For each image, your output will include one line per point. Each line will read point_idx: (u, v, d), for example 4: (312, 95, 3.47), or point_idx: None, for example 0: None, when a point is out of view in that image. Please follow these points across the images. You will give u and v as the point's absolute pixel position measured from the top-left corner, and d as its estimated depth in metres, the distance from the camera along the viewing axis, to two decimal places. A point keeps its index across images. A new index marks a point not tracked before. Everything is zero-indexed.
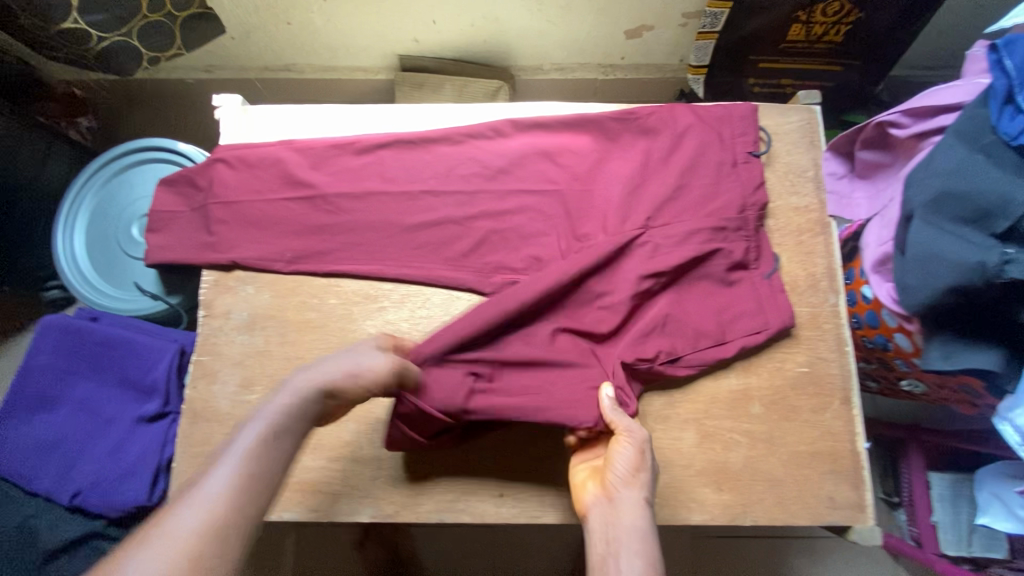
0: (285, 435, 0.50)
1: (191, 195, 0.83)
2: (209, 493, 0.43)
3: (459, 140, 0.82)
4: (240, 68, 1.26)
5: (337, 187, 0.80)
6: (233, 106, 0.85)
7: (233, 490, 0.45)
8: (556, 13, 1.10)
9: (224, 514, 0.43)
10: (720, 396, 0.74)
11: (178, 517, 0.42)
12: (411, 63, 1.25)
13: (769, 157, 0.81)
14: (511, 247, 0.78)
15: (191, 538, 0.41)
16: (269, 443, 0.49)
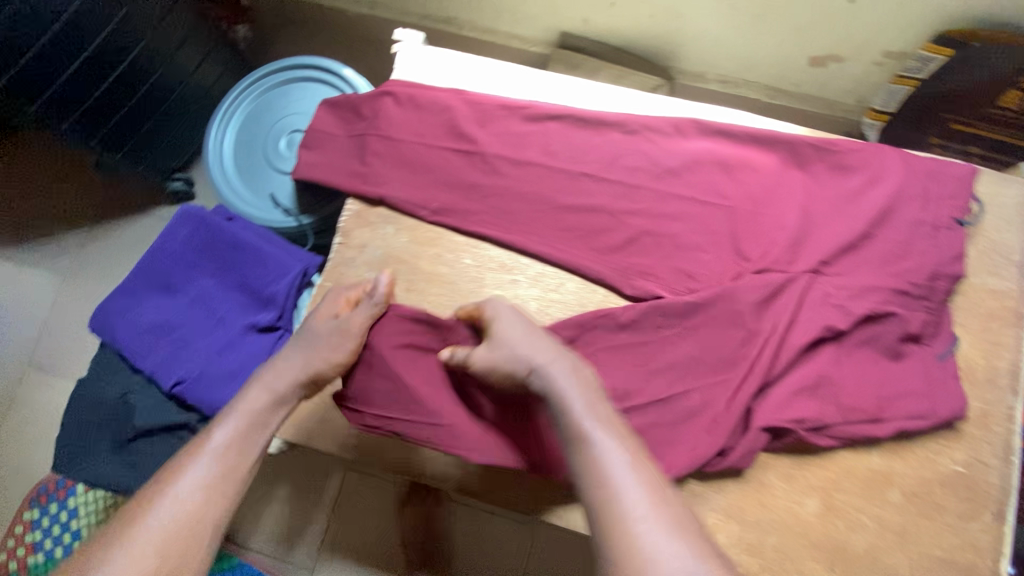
0: (255, 431, 0.60)
1: (352, 121, 0.82)
2: (186, 485, 0.54)
3: (634, 130, 0.76)
4: (401, 11, 1.26)
5: (499, 149, 0.77)
6: (414, 42, 0.83)
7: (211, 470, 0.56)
8: (743, 22, 1.03)
9: (203, 495, 0.55)
10: (857, 472, 0.67)
11: (162, 507, 0.53)
12: (571, 42, 1.21)
13: (973, 228, 0.72)
14: (663, 254, 0.72)
15: (175, 522, 0.52)
16: (240, 438, 0.59)
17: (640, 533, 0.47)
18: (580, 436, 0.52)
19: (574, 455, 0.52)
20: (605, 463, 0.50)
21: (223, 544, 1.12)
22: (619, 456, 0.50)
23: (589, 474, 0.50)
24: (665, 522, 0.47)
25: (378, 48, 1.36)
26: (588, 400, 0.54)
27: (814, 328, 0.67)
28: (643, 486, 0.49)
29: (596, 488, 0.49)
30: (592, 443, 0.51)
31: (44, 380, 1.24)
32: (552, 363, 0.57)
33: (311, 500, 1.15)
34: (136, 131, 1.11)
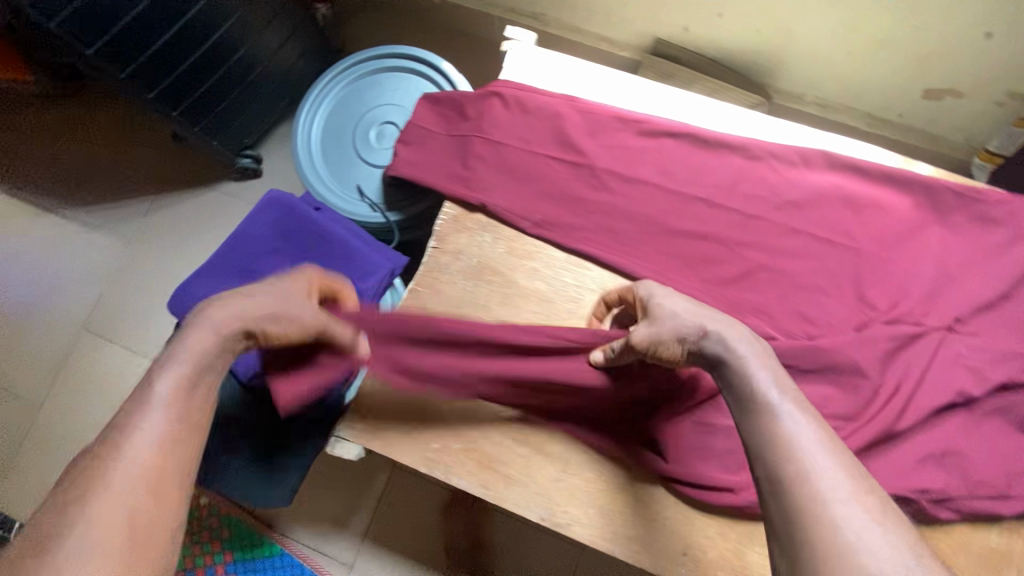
0: (201, 385, 0.51)
1: (455, 120, 0.79)
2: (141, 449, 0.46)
3: (757, 156, 0.71)
4: (488, 4, 1.22)
5: (611, 164, 0.73)
6: (526, 43, 0.80)
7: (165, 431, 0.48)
8: (859, 46, 0.98)
9: (165, 459, 0.47)
10: (978, 551, 0.61)
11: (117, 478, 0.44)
12: (664, 50, 1.16)
13: None
14: (780, 292, 0.68)
15: (137, 490, 0.45)
16: (186, 391, 0.50)
17: (839, 511, 0.41)
18: (765, 406, 0.47)
19: (756, 424, 0.47)
20: (795, 435, 0.45)
21: (263, 530, 1.11)
22: (816, 435, 0.45)
23: (776, 443, 0.45)
24: (868, 507, 0.41)
25: (458, 39, 1.32)
26: (774, 375, 0.49)
27: (941, 389, 0.62)
28: (841, 468, 0.43)
29: (783, 458, 0.44)
30: (780, 413, 0.46)
31: (96, 345, 1.24)
32: (735, 335, 0.53)
33: (355, 496, 1.12)
34: (216, 105, 1.09)
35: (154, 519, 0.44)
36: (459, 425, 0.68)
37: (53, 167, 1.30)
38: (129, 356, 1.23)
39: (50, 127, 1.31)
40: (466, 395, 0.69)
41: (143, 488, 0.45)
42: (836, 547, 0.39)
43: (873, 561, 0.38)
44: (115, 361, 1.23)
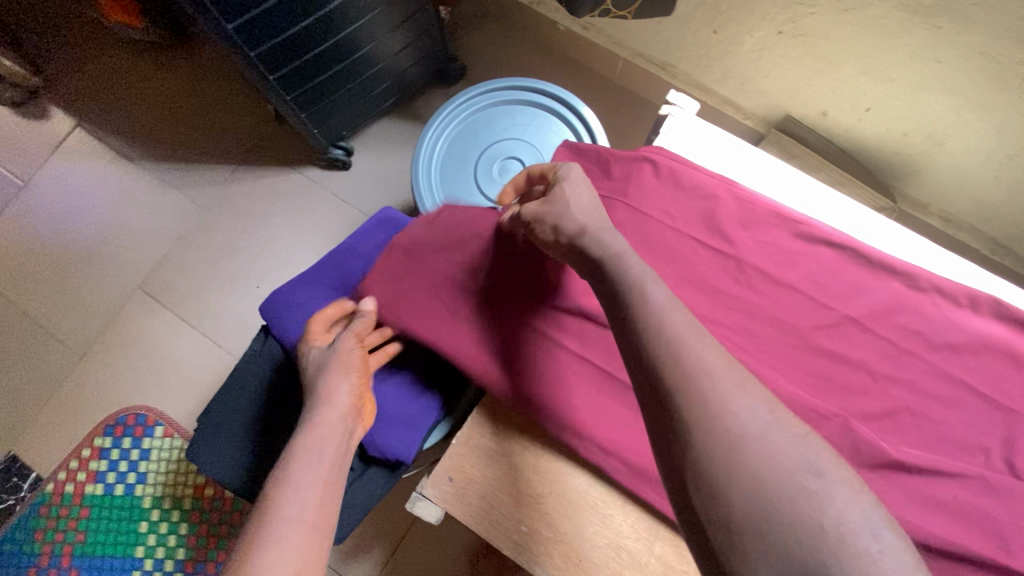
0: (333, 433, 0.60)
1: (595, 175, 0.74)
2: (305, 480, 0.55)
3: (917, 287, 0.67)
4: (616, 42, 1.18)
5: (759, 261, 0.68)
6: (685, 111, 0.75)
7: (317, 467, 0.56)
8: (1012, 175, 0.93)
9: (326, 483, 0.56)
10: None
11: (289, 504, 0.53)
12: (794, 129, 1.10)
13: None
14: (924, 442, 0.62)
15: (314, 503, 0.54)
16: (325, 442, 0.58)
17: (722, 399, 0.42)
18: (644, 298, 0.49)
19: (655, 347, 0.46)
20: (701, 359, 0.44)
21: None
22: (714, 359, 0.45)
23: (660, 342, 0.46)
24: (743, 387, 0.44)
25: (575, 70, 1.29)
26: (672, 298, 0.49)
27: None
28: (741, 387, 0.44)
29: (666, 352, 0.45)
30: (655, 306, 0.48)
31: (147, 308, 1.20)
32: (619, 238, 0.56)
33: (384, 525, 1.05)
34: (326, 95, 1.05)
35: (327, 517, 0.54)
36: (551, 513, 0.62)
37: (143, 116, 1.27)
38: (180, 326, 1.19)
39: (149, 74, 1.29)
40: (562, 480, 0.63)
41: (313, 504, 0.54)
42: (713, 431, 0.41)
43: (778, 469, 0.40)
44: (165, 328, 1.19)
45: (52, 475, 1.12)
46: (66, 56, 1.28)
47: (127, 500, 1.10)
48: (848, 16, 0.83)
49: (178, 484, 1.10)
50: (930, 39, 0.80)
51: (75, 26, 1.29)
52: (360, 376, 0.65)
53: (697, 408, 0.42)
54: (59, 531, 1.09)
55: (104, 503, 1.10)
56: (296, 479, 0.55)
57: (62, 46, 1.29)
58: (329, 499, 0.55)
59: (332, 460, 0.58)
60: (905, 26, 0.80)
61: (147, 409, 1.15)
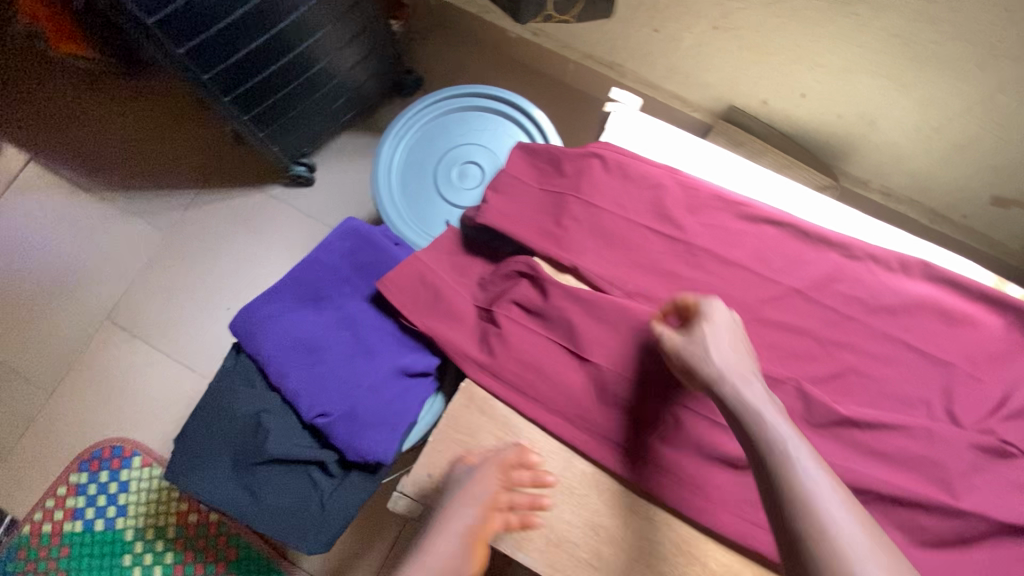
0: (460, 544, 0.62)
1: (548, 173, 0.77)
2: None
3: (853, 256, 0.71)
4: (565, 46, 1.22)
5: (707, 243, 0.72)
6: (628, 106, 0.79)
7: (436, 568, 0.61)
8: (940, 147, 0.99)
9: None
10: None
11: None
12: (738, 118, 1.16)
13: None
14: (871, 400, 0.66)
15: None
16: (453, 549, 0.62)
17: (818, 504, 0.46)
18: (774, 444, 0.50)
19: (760, 454, 0.51)
20: (803, 473, 0.48)
21: (275, 558, 1.06)
22: (814, 468, 0.48)
23: (791, 485, 0.47)
24: (837, 493, 0.46)
25: (528, 75, 1.32)
26: (778, 414, 0.53)
27: None
28: (843, 500, 0.46)
29: (794, 500, 0.46)
30: (762, 422, 0.52)
31: (117, 338, 1.19)
32: (744, 377, 0.56)
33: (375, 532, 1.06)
34: (284, 113, 1.07)
35: None
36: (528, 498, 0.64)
37: (101, 147, 1.26)
38: (151, 354, 1.18)
39: (107, 105, 1.28)
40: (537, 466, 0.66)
41: None
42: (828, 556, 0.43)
43: None
44: (136, 357, 1.18)
45: (28, 516, 1.09)
46: (16, 93, 1.27)
47: (108, 534, 1.08)
48: (772, 9, 0.89)
49: (160, 513, 1.09)
50: (849, 26, 0.86)
51: (24, 62, 1.28)
52: (492, 501, 0.61)
53: (790, 505, 0.46)
54: (39, 573, 1.07)
55: (84, 540, 1.08)
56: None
57: (11, 82, 1.27)
58: None
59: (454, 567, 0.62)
60: (827, 14, 0.86)
61: (123, 441, 1.13)
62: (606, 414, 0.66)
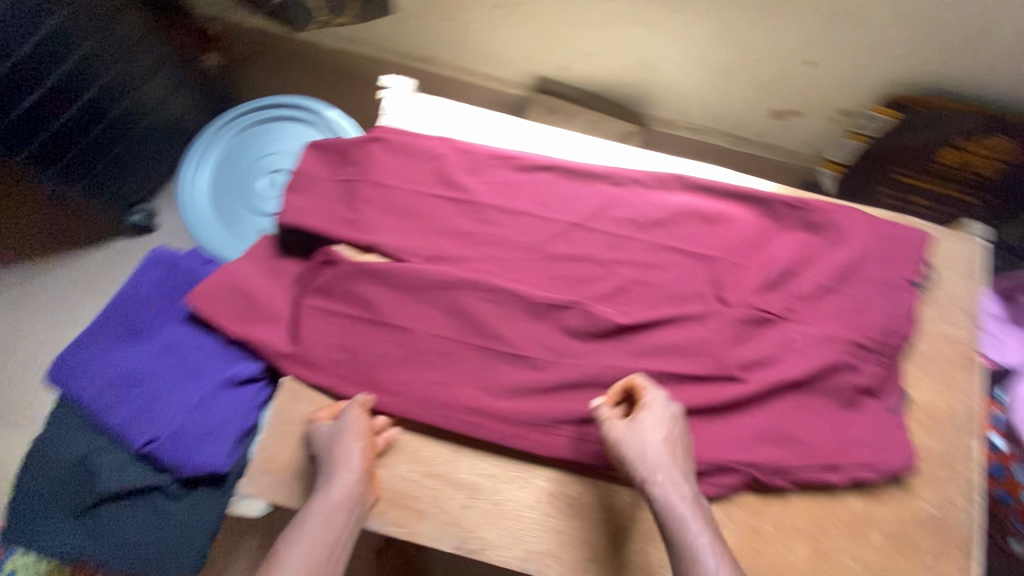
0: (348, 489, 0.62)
1: (339, 165, 0.81)
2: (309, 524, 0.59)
3: (621, 183, 0.80)
4: (378, 48, 1.26)
5: (491, 198, 0.78)
6: (402, 88, 0.84)
7: (327, 516, 0.59)
8: (714, 76, 1.10)
9: (337, 527, 0.59)
10: (842, 517, 0.68)
11: (294, 547, 0.57)
12: (549, 86, 1.24)
13: (923, 294, 0.76)
14: (653, 304, 0.74)
15: (317, 543, 0.57)
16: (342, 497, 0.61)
17: None
18: (692, 552, 0.54)
19: (674, 548, 0.56)
20: (706, 568, 0.53)
21: None
22: (713, 556, 0.54)
23: None
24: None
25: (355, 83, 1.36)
26: (693, 506, 0.58)
27: (801, 380, 0.69)
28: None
29: None
30: (680, 517, 0.57)
31: None
32: (675, 482, 0.59)
33: None
34: (94, 163, 1.06)
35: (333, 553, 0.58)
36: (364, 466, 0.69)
37: None
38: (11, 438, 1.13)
39: None
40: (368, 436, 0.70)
41: (323, 542, 0.58)
42: None
43: None
44: None
45: None
46: None
47: None
48: None
49: None
50: None
51: None
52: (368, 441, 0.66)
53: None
54: None
55: None
56: (299, 528, 0.58)
57: None
58: (336, 537, 0.59)
59: (346, 511, 0.61)
60: None
61: None
62: (422, 372, 0.71)
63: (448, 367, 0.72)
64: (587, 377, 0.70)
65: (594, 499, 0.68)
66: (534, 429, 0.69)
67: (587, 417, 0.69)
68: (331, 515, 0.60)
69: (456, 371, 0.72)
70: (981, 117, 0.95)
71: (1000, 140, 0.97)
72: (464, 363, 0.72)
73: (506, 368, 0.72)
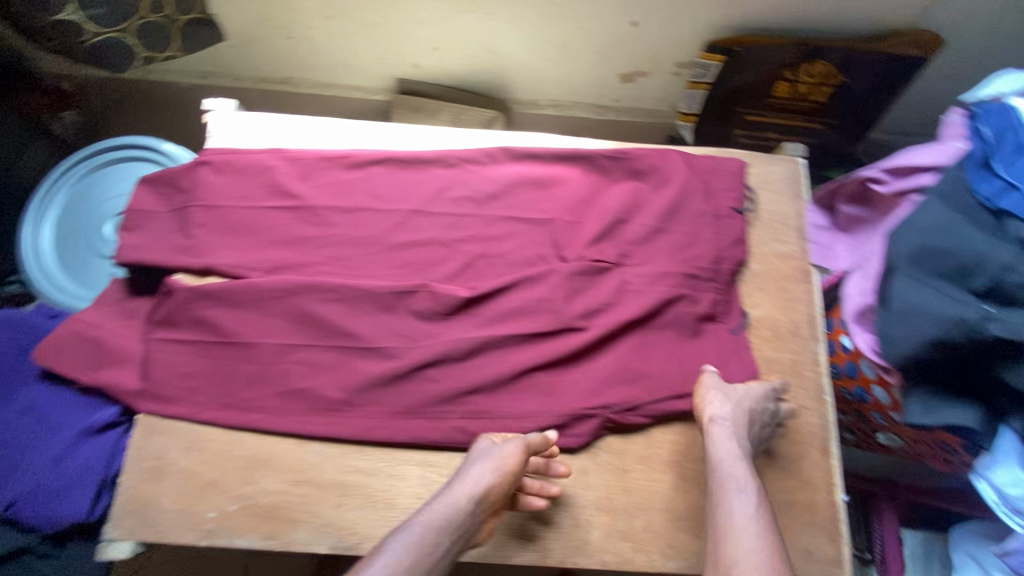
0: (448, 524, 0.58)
1: (172, 195, 0.80)
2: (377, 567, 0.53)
3: (452, 164, 0.81)
4: (233, 77, 1.26)
5: (324, 200, 0.78)
6: (225, 109, 0.84)
7: (411, 554, 0.54)
8: (555, 51, 1.13)
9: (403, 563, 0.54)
10: (701, 439, 0.72)
11: None
12: (409, 86, 1.25)
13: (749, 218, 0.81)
14: (498, 275, 0.76)
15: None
16: (426, 530, 0.56)
17: (735, 537, 0.58)
18: (729, 500, 0.61)
19: (719, 493, 0.62)
20: (737, 513, 0.60)
21: None
22: (744, 507, 0.60)
23: (724, 522, 0.60)
24: (754, 528, 0.58)
25: None
26: (746, 469, 0.64)
27: (643, 319, 0.73)
28: (762, 534, 0.58)
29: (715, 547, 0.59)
30: (732, 473, 0.63)
31: None
32: (738, 442, 0.65)
33: None
34: None
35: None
36: (231, 486, 0.69)
37: None
38: None
39: None
40: (231, 456, 0.70)
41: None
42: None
43: None
44: None
45: None
46: None
47: None
48: None
49: None
50: None
51: None
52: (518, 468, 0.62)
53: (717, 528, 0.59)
54: None
55: None
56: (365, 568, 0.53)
57: None
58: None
59: (426, 546, 0.55)
60: None
61: None
62: (277, 383, 0.71)
63: (303, 372, 0.72)
64: (441, 356, 0.71)
65: None
66: (395, 416, 0.70)
67: (444, 394, 0.71)
68: (402, 552, 0.54)
69: (310, 376, 0.71)
70: (798, 47, 1.01)
71: (817, 65, 1.04)
72: (317, 366, 0.72)
73: (361, 363, 0.72)
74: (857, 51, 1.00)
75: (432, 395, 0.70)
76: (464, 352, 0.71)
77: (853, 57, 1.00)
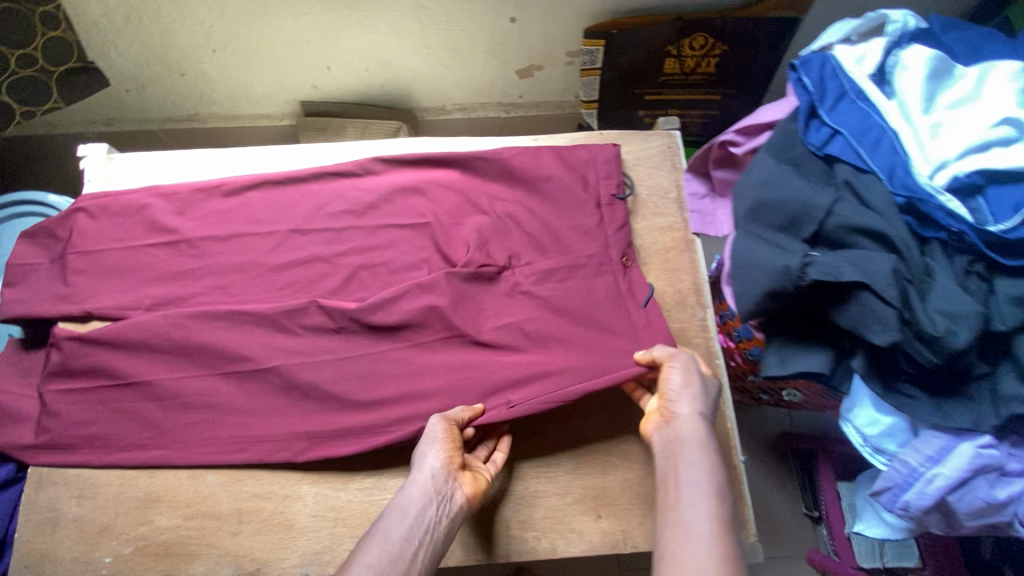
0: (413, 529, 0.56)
1: (51, 246, 0.80)
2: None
3: (328, 179, 0.82)
4: (138, 121, 1.26)
5: (201, 231, 0.78)
6: (97, 155, 0.86)
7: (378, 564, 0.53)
8: (445, 56, 1.14)
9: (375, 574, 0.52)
10: (594, 419, 0.72)
11: None
12: (313, 108, 1.26)
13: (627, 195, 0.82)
14: (380, 283, 0.77)
15: None
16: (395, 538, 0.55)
17: (687, 527, 0.52)
18: (684, 486, 0.55)
19: (674, 479, 0.57)
20: (692, 498, 0.54)
21: None
22: (704, 494, 0.54)
23: (676, 511, 0.54)
24: (711, 516, 0.53)
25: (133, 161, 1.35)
26: (708, 456, 0.58)
27: (526, 308, 0.73)
28: (716, 526, 0.52)
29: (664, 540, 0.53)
30: (689, 460, 0.57)
31: None
32: (697, 428, 0.60)
33: None
34: None
35: None
36: (126, 528, 0.69)
37: None
38: None
39: None
40: (125, 498, 0.70)
41: None
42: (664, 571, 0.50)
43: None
44: None
45: None
46: None
47: None
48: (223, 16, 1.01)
49: None
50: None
51: None
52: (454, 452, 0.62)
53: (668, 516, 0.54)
54: None
55: None
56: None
57: None
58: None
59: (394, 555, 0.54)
60: None
61: None
62: (163, 419, 0.71)
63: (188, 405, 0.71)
64: (325, 371, 0.71)
65: (359, 483, 0.70)
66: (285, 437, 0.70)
67: (331, 409, 0.70)
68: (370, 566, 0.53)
69: (196, 408, 0.71)
70: (674, 22, 1.02)
71: (698, 37, 1.05)
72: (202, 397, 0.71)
73: (247, 388, 0.71)
74: (732, 19, 1.01)
75: (319, 411, 0.70)
76: (348, 363, 0.71)
77: (729, 25, 1.02)
